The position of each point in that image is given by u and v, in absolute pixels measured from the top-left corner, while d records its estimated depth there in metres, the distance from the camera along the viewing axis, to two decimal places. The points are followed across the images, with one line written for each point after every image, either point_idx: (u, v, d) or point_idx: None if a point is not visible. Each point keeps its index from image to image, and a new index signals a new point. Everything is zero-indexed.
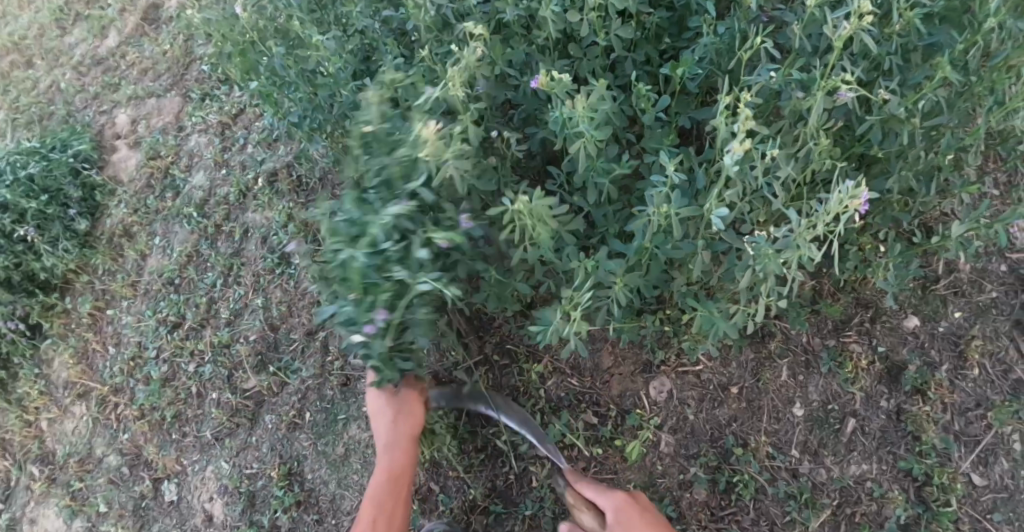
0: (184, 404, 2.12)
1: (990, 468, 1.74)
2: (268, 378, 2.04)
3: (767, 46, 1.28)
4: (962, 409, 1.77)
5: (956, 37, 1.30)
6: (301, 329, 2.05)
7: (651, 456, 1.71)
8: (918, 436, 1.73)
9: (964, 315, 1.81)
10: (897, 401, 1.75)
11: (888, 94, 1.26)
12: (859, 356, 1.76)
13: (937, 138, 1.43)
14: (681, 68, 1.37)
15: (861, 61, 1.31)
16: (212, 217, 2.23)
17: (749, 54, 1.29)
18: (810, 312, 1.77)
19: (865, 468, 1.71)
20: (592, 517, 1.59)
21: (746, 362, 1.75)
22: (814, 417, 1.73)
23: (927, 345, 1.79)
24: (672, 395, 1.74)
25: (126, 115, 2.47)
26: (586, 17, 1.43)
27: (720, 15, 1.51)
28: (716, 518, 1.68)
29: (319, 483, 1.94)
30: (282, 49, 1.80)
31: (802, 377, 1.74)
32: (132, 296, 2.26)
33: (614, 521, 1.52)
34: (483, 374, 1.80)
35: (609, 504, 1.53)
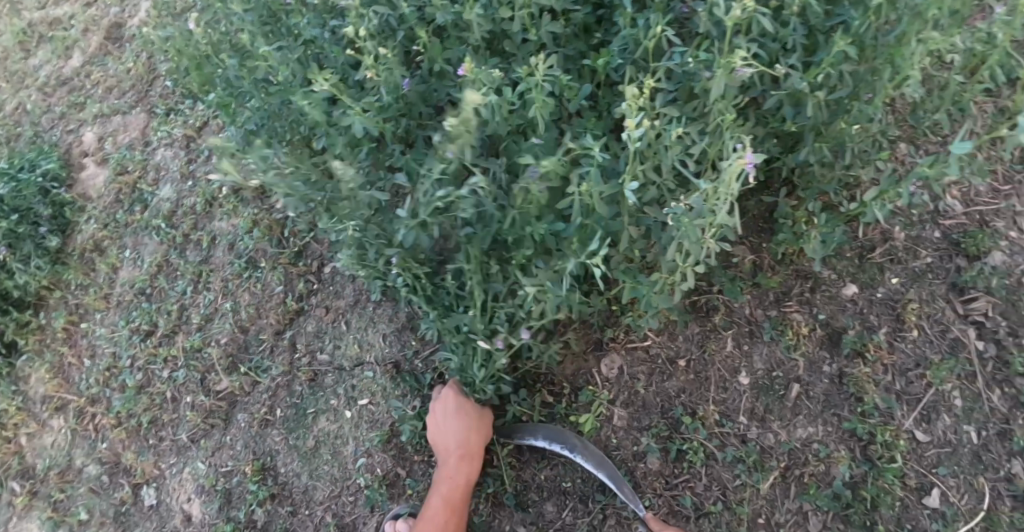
0: (160, 410, 2.18)
1: (932, 424, 1.83)
2: (239, 378, 2.09)
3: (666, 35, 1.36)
4: (903, 370, 1.85)
5: (856, 15, 1.39)
6: (269, 330, 2.10)
7: (604, 430, 1.78)
8: (860, 397, 1.81)
9: (900, 280, 1.92)
10: (839, 365, 1.83)
11: (787, 70, 1.35)
12: (801, 324, 1.84)
13: (850, 110, 1.52)
14: (598, 59, 1.48)
15: (768, 42, 1.39)
16: (179, 228, 2.28)
17: (652, 41, 1.39)
18: (750, 285, 1.86)
19: (811, 431, 1.78)
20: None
21: (692, 335, 1.83)
22: (760, 385, 1.80)
23: (867, 311, 1.88)
24: (623, 371, 1.82)
25: (93, 133, 2.53)
26: (515, 14, 1.51)
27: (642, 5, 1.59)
28: (670, 486, 1.74)
29: (291, 476, 1.99)
30: (235, 60, 1.87)
31: (747, 347, 1.83)
32: (105, 308, 2.31)
33: None
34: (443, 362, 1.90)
35: None
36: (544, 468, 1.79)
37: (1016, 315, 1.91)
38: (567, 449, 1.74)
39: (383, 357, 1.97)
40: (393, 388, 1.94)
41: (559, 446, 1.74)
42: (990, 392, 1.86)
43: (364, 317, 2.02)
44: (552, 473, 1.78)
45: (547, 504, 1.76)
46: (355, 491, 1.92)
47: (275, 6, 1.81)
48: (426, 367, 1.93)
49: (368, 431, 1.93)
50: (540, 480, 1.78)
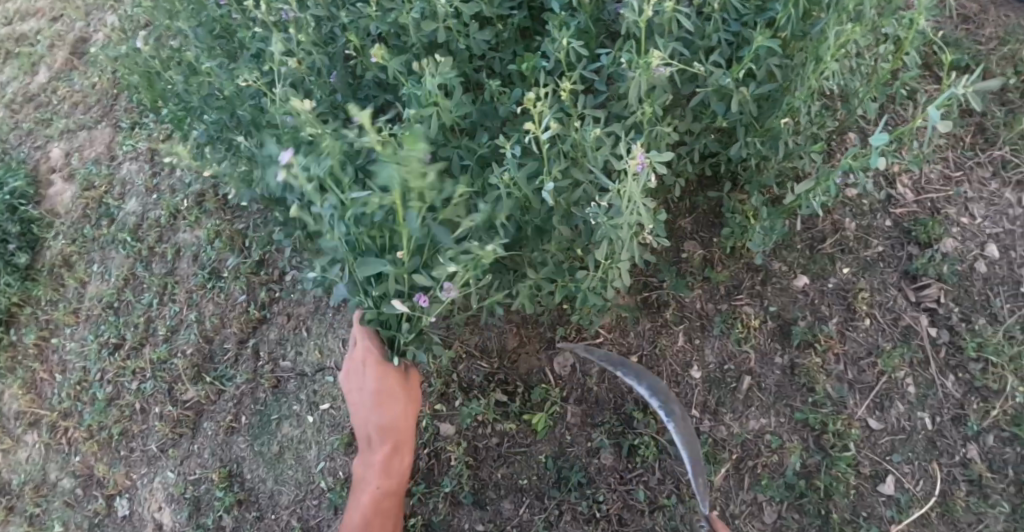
0: (130, 421, 2.20)
1: (885, 412, 1.84)
2: (204, 387, 2.11)
3: (576, 44, 1.46)
4: (855, 358, 1.87)
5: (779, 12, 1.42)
6: (233, 339, 2.12)
7: (558, 427, 1.80)
8: (812, 387, 1.83)
9: (851, 270, 1.94)
10: (790, 356, 1.85)
11: (706, 68, 1.45)
12: (751, 317, 1.87)
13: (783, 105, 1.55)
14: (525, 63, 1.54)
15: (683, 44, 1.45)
16: (145, 241, 2.30)
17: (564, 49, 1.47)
18: (699, 280, 1.89)
19: (764, 422, 1.81)
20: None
21: (644, 331, 1.86)
22: (711, 378, 1.83)
23: (818, 302, 1.90)
24: (576, 368, 1.84)
25: (60, 149, 2.56)
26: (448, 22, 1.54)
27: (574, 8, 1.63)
28: (624, 481, 1.76)
29: (257, 481, 2.01)
30: (184, 75, 1.89)
31: (699, 340, 1.86)
32: (75, 322, 2.34)
33: None
34: None
35: None
36: (500, 466, 1.81)
37: (968, 301, 1.94)
38: (665, 411, 1.60)
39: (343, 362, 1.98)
40: None
41: (658, 404, 1.61)
42: (942, 378, 1.88)
43: (325, 323, 2.05)
44: (509, 471, 1.80)
45: (504, 501, 1.79)
46: (319, 495, 1.94)
47: (221, 21, 1.84)
48: None
49: (330, 435, 1.95)
50: (497, 478, 1.80)
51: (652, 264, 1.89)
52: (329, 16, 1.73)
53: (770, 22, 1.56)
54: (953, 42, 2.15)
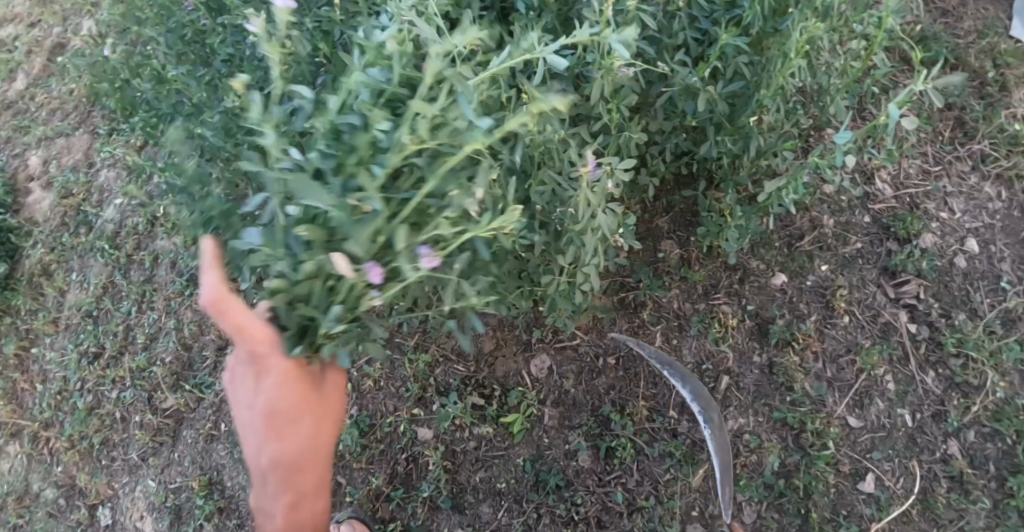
0: (110, 430, 2.19)
1: (865, 410, 1.83)
2: (183, 395, 2.10)
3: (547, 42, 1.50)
4: (834, 356, 1.86)
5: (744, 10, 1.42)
6: (212, 346, 2.11)
7: (536, 430, 1.79)
8: (790, 386, 1.82)
9: (830, 267, 1.93)
10: (768, 355, 1.84)
11: (671, 69, 1.47)
12: (728, 316, 1.86)
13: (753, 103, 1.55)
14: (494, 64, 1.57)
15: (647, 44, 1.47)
16: (123, 248, 2.29)
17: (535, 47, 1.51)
18: (676, 280, 1.88)
19: (742, 422, 1.81)
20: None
21: (621, 332, 1.85)
22: None
23: (796, 299, 1.89)
24: (552, 370, 1.83)
25: (38, 156, 2.55)
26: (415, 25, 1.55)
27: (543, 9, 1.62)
28: (602, 483, 1.76)
29: (237, 488, 2.00)
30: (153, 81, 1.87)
31: (676, 341, 1.85)
32: (55, 332, 2.33)
33: None
34: (376, 369, 1.88)
35: None
36: (478, 470, 1.80)
37: (948, 296, 1.93)
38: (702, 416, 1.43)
39: None
40: None
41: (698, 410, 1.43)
42: (922, 374, 1.87)
43: None
44: (487, 474, 1.79)
45: (483, 505, 1.78)
46: None
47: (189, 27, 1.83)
48: (359, 377, 1.89)
49: None
50: (475, 482, 1.79)
51: (629, 264, 1.88)
52: (297, 20, 1.72)
53: (739, 20, 1.56)
54: (932, 36, 2.14)
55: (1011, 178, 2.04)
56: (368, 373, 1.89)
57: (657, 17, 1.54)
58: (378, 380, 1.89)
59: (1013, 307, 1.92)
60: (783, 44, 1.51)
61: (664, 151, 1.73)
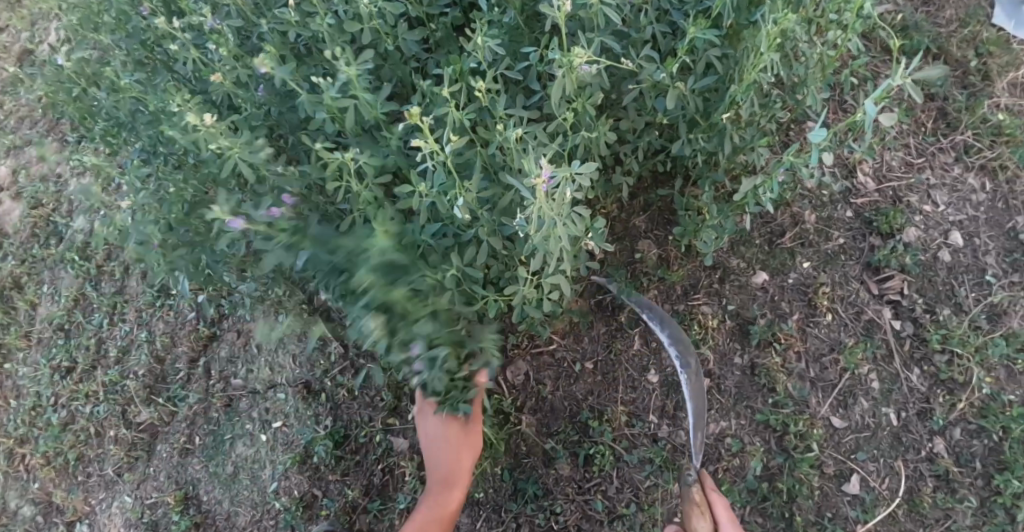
0: (86, 446, 2.12)
1: (850, 410, 1.80)
2: (157, 408, 2.03)
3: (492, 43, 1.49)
4: (817, 356, 1.82)
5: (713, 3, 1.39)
6: (184, 359, 2.03)
7: (513, 439, 1.76)
8: (773, 388, 1.78)
9: (812, 263, 1.89)
10: (749, 356, 1.81)
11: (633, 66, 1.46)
12: (708, 317, 1.82)
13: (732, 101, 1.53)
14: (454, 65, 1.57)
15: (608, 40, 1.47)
16: (93, 259, 2.24)
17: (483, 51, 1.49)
18: (655, 281, 1.83)
19: (724, 425, 1.77)
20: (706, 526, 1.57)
21: (599, 335, 1.80)
22: (670, 383, 1.76)
23: (778, 298, 1.85)
24: (529, 377, 1.79)
25: (6, 166, 2.49)
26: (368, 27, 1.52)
27: (508, 6, 1.59)
28: (582, 491, 1.73)
29: (213, 503, 1.93)
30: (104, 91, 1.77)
31: (656, 344, 1.78)
32: (27, 347, 2.26)
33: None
34: (349, 379, 1.87)
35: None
36: None
37: (932, 291, 1.90)
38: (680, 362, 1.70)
39: (293, 378, 1.91)
40: (306, 409, 1.88)
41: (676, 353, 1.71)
42: (907, 371, 1.84)
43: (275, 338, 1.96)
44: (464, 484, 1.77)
45: (461, 516, 1.75)
46: (275, 515, 1.87)
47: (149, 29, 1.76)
48: (335, 387, 1.87)
49: (283, 453, 1.88)
50: None
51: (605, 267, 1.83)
52: (256, 23, 1.67)
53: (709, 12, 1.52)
54: (912, 25, 2.10)
55: (994, 169, 2.01)
56: (341, 383, 1.87)
57: (624, 12, 1.51)
58: (350, 390, 1.87)
59: (998, 301, 1.89)
60: (754, 37, 1.48)
61: (631, 154, 1.72)
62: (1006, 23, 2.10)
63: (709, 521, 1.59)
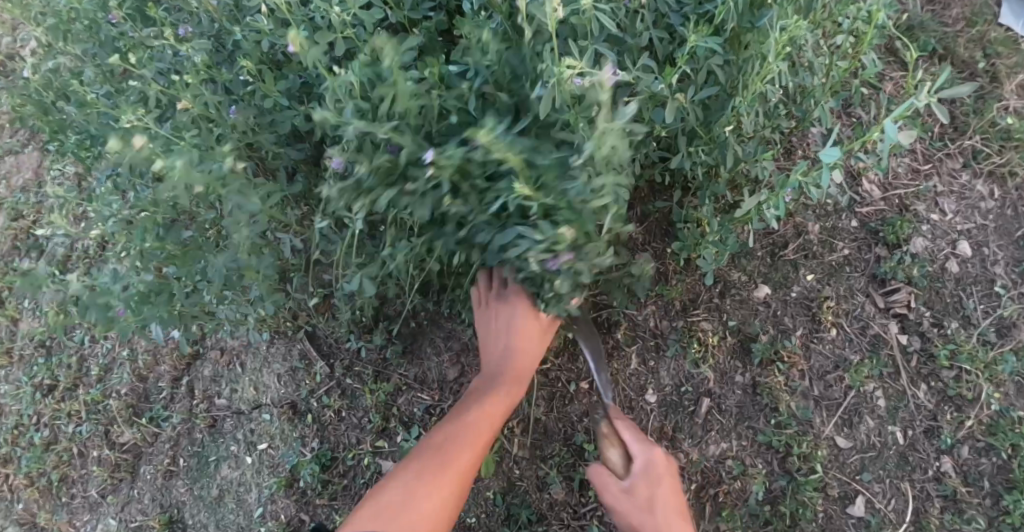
0: (69, 466, 2.06)
1: (855, 429, 1.74)
2: (140, 429, 1.97)
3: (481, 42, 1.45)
4: (821, 373, 1.76)
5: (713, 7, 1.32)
6: (167, 377, 1.97)
7: (505, 462, 1.70)
8: (775, 407, 1.71)
9: (816, 276, 1.82)
10: (751, 375, 1.74)
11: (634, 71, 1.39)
12: (708, 334, 1.74)
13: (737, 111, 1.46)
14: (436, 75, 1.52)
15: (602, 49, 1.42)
16: (75, 273, 2.17)
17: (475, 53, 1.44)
18: (652, 297, 1.76)
19: (725, 446, 1.71)
20: (618, 453, 1.47)
21: (594, 355, 1.74)
22: (668, 403, 1.73)
23: (781, 313, 1.78)
24: (522, 398, 1.72)
25: None
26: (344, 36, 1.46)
27: (494, 12, 1.52)
28: (578, 516, 1.67)
29: (198, 527, 1.87)
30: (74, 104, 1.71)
31: (653, 363, 1.74)
32: (9, 364, 2.19)
33: (642, 477, 1.41)
34: (335, 400, 1.81)
35: (642, 459, 1.42)
36: None
37: (940, 304, 1.83)
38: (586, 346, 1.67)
39: (278, 398, 1.84)
40: (292, 431, 1.82)
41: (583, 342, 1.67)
42: (914, 388, 1.78)
43: (259, 356, 1.89)
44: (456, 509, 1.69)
45: None
46: None
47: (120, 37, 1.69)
48: (322, 409, 1.81)
49: (269, 476, 1.82)
50: None
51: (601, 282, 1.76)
52: (233, 31, 1.61)
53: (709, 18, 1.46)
54: (918, 25, 2.02)
55: (1003, 175, 1.93)
56: (328, 405, 1.81)
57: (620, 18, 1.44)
58: (337, 410, 1.81)
59: (1009, 314, 1.82)
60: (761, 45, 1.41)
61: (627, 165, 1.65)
62: (1014, 22, 2.03)
63: (621, 450, 1.49)
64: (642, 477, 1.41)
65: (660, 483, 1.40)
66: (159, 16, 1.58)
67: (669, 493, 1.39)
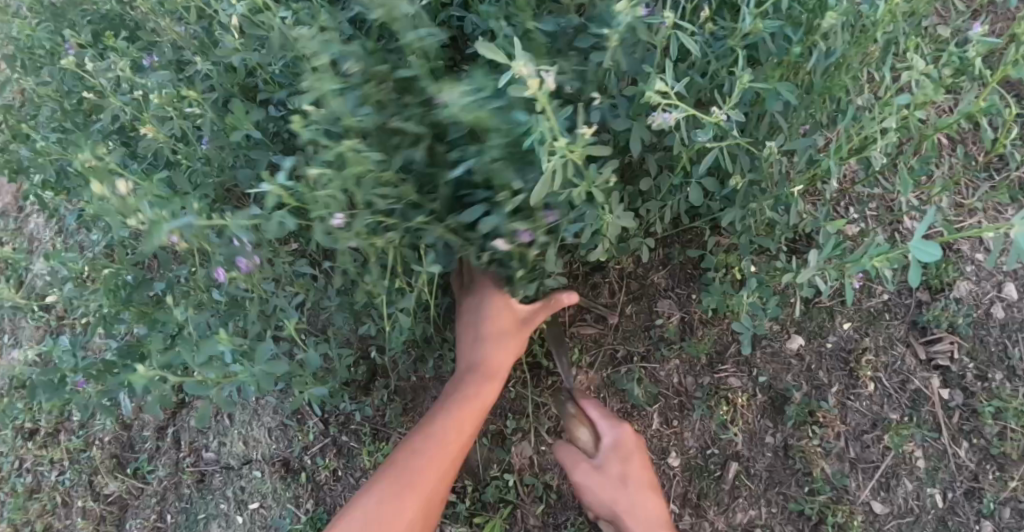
0: (53, 516, 1.94)
1: (892, 493, 1.62)
2: (125, 481, 1.87)
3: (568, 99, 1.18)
4: (858, 433, 1.63)
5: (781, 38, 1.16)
6: (152, 427, 1.86)
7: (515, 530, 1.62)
8: (809, 472, 1.60)
9: (853, 325, 1.65)
10: (783, 436, 1.61)
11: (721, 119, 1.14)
12: (737, 392, 1.62)
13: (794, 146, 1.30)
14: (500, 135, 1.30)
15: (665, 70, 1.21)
16: (55, 309, 2.03)
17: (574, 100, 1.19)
18: (676, 350, 1.62)
19: (753, 513, 1.61)
20: (587, 430, 1.48)
21: (612, 414, 1.63)
22: (692, 467, 1.62)
23: (815, 367, 1.64)
24: (534, 461, 1.62)
25: None
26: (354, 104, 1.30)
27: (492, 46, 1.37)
28: None
29: None
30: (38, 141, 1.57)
31: (676, 423, 1.62)
32: None
33: (612, 453, 1.43)
34: (331, 458, 1.72)
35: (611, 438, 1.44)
36: None
37: (984, 353, 1.66)
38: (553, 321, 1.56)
39: (269, 455, 1.75)
40: (284, 490, 1.74)
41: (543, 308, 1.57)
42: (955, 446, 1.64)
43: (248, 410, 1.78)
44: None
45: None
46: None
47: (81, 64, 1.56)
48: (319, 467, 1.72)
49: None
50: None
51: (620, 334, 1.64)
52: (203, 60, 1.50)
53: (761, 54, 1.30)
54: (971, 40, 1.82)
55: None
56: (326, 463, 1.73)
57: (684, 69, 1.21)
58: (335, 469, 1.72)
59: None
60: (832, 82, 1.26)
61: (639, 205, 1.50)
62: None
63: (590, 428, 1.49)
64: (613, 451, 1.43)
65: (630, 465, 1.42)
66: (119, 42, 1.50)
67: (636, 462, 1.43)
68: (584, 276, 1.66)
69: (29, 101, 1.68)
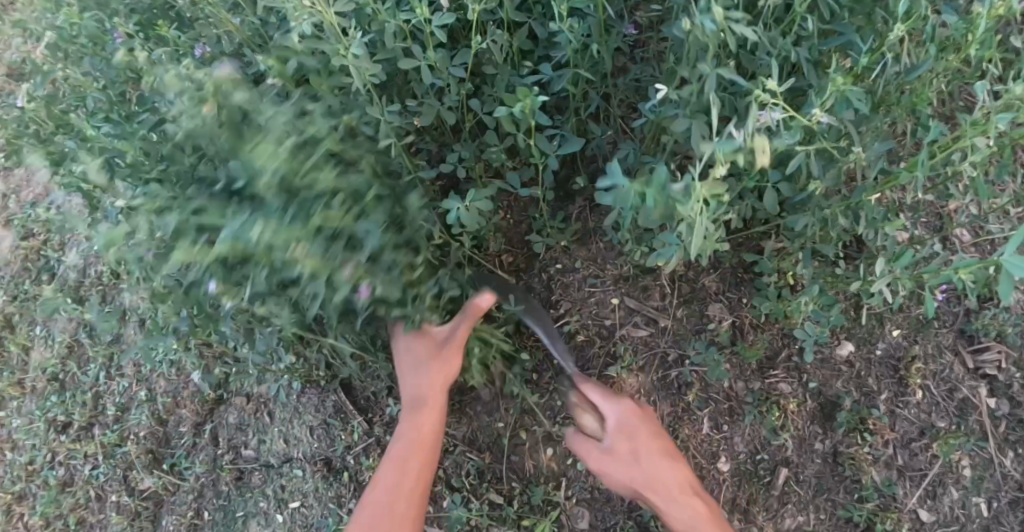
0: (87, 509, 1.92)
1: (938, 501, 1.62)
2: (162, 478, 1.85)
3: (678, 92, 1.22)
4: (906, 441, 1.63)
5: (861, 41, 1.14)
6: (189, 422, 1.85)
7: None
8: (858, 479, 1.61)
9: (902, 333, 1.64)
10: (832, 442, 1.62)
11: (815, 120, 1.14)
12: (787, 398, 1.62)
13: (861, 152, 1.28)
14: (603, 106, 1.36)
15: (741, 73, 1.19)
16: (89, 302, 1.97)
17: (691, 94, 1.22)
18: (727, 353, 1.63)
19: (801, 520, 1.62)
20: (593, 419, 1.46)
21: (662, 417, 1.64)
22: (741, 472, 1.62)
23: (864, 374, 1.63)
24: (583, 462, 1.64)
25: None
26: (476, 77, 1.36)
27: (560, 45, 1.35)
28: None
29: None
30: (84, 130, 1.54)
31: (726, 428, 1.63)
32: (21, 396, 2.01)
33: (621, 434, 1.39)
34: (374, 459, 1.70)
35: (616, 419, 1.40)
36: None
37: None
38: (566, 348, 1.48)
39: (312, 453, 1.74)
40: (326, 489, 1.72)
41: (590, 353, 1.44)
42: (1002, 456, 1.63)
43: (289, 407, 1.77)
44: None
45: None
46: None
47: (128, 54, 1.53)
48: (362, 467, 1.71)
49: None
50: None
51: (670, 337, 1.65)
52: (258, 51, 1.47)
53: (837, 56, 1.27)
54: None
55: None
56: (368, 463, 1.71)
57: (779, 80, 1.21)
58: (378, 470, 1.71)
59: None
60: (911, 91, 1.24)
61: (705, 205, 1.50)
62: None
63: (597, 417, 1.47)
64: (619, 433, 1.39)
65: (639, 437, 1.38)
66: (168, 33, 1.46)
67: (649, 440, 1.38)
68: (636, 278, 1.66)
69: (73, 91, 1.65)
